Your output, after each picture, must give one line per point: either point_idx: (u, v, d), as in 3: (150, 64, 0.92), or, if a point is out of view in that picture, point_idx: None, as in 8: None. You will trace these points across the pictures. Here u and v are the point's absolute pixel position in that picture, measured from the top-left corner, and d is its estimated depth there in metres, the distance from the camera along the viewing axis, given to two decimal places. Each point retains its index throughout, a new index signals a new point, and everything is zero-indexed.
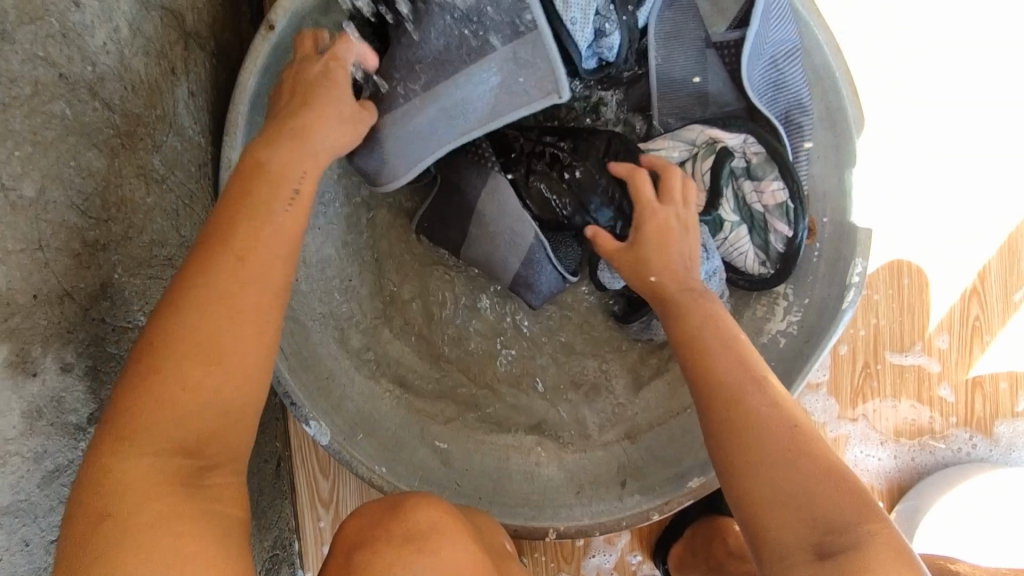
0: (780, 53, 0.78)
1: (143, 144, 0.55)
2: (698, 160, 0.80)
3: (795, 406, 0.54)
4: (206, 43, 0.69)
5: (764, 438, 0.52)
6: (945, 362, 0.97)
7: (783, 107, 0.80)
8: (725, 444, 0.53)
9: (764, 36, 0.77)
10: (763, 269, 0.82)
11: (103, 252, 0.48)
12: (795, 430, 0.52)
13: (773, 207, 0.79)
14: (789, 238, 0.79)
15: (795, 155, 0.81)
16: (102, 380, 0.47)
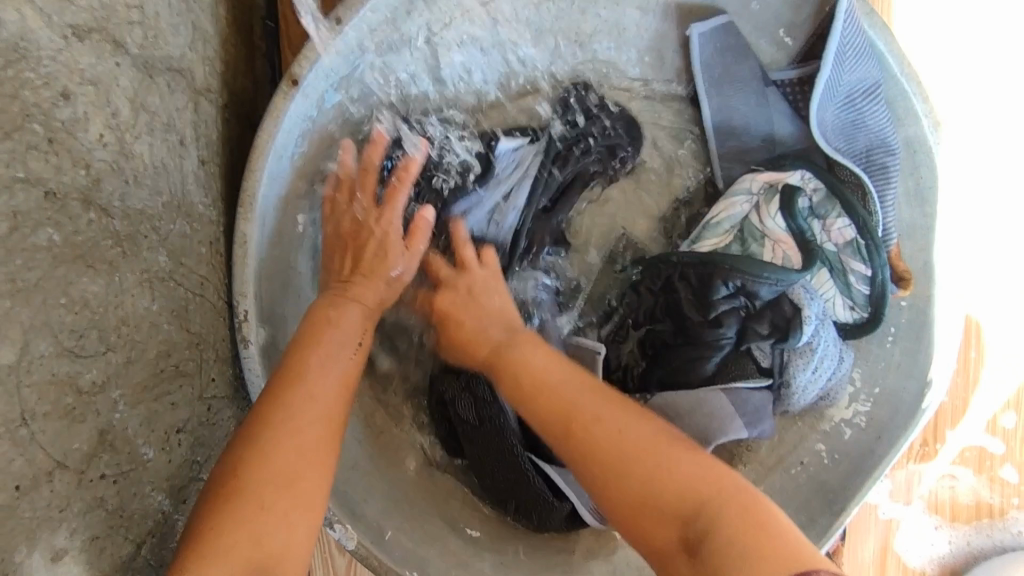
0: (858, 92, 0.69)
1: (147, 242, 0.46)
2: (763, 209, 0.72)
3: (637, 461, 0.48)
4: (218, 97, 0.60)
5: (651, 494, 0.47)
6: (1010, 444, 0.88)
7: (863, 146, 0.70)
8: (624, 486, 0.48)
9: (838, 80, 0.68)
10: (851, 315, 0.73)
11: (100, 393, 0.40)
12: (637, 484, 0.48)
13: (843, 245, 0.71)
14: (872, 278, 0.70)
15: (880, 201, 0.70)
16: (101, 548, 0.40)
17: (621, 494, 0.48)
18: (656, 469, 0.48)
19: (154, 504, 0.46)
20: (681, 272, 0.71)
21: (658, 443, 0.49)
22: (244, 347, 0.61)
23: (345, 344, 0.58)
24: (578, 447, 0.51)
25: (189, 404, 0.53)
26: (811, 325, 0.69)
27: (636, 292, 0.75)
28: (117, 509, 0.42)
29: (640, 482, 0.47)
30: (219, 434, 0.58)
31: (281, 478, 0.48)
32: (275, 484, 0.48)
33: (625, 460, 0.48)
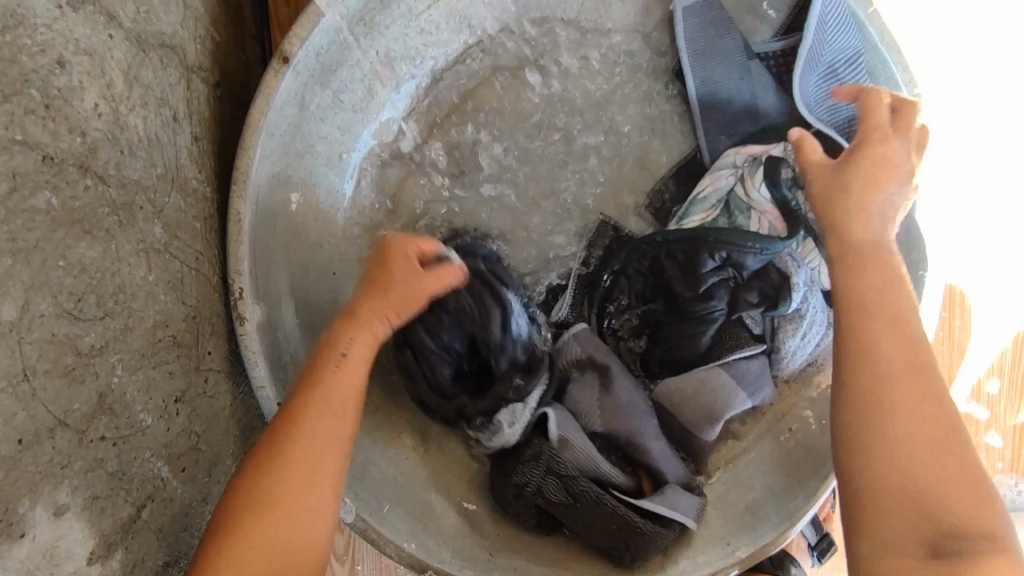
0: (839, 62, 0.71)
1: (143, 212, 0.47)
2: (747, 181, 0.73)
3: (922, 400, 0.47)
4: (209, 75, 0.61)
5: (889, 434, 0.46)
6: (994, 409, 0.90)
7: (846, 116, 0.71)
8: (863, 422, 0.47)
9: (819, 47, 0.71)
10: None
11: (99, 356, 0.41)
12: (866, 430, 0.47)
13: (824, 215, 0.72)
14: None
15: None
16: (103, 508, 0.41)
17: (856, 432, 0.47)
18: (966, 479, 0.44)
19: (153, 469, 0.47)
20: (667, 251, 0.73)
21: (913, 444, 0.45)
22: (240, 323, 0.61)
23: (351, 362, 0.54)
24: (856, 399, 0.48)
25: (186, 375, 0.54)
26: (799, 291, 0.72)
27: (626, 276, 0.75)
28: (118, 472, 0.43)
29: (907, 475, 0.45)
30: (216, 407, 0.59)
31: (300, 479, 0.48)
32: (293, 488, 0.48)
33: (915, 447, 0.45)
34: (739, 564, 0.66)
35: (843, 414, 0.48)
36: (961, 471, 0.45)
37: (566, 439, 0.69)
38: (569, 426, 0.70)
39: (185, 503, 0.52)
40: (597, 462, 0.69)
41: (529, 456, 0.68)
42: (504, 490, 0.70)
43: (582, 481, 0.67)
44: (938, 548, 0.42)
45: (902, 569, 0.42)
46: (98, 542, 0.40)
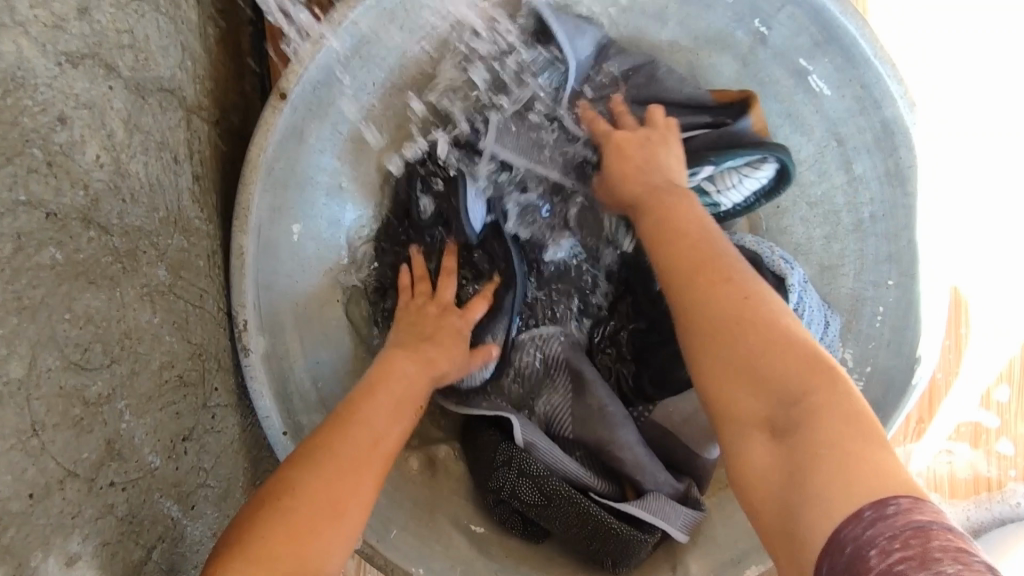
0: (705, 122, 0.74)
1: (146, 257, 0.48)
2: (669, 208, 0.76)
3: (761, 308, 0.49)
4: (210, 114, 0.62)
5: (729, 345, 0.48)
6: (1005, 417, 0.89)
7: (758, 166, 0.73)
8: (719, 341, 0.48)
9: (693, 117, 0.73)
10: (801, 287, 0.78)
11: (108, 403, 0.42)
12: (732, 342, 0.48)
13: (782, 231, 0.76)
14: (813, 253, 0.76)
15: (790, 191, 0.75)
16: (114, 552, 0.41)
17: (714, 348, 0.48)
18: (813, 376, 0.45)
19: (163, 510, 0.48)
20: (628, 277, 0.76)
21: (781, 348, 0.47)
22: (245, 355, 0.63)
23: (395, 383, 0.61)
24: (699, 316, 0.50)
25: (194, 413, 0.54)
26: (795, 295, 0.70)
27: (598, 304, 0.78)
28: (130, 515, 0.43)
29: (753, 371, 0.47)
30: (224, 442, 0.60)
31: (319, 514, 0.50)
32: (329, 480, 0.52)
33: (777, 350, 0.46)
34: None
35: (689, 329, 0.50)
36: (815, 369, 0.45)
37: (535, 445, 0.69)
38: (535, 431, 0.71)
39: (196, 540, 0.53)
40: (564, 462, 0.69)
41: (501, 461, 0.69)
42: (484, 501, 0.73)
43: (552, 482, 0.67)
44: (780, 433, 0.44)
45: (760, 473, 0.44)
46: None
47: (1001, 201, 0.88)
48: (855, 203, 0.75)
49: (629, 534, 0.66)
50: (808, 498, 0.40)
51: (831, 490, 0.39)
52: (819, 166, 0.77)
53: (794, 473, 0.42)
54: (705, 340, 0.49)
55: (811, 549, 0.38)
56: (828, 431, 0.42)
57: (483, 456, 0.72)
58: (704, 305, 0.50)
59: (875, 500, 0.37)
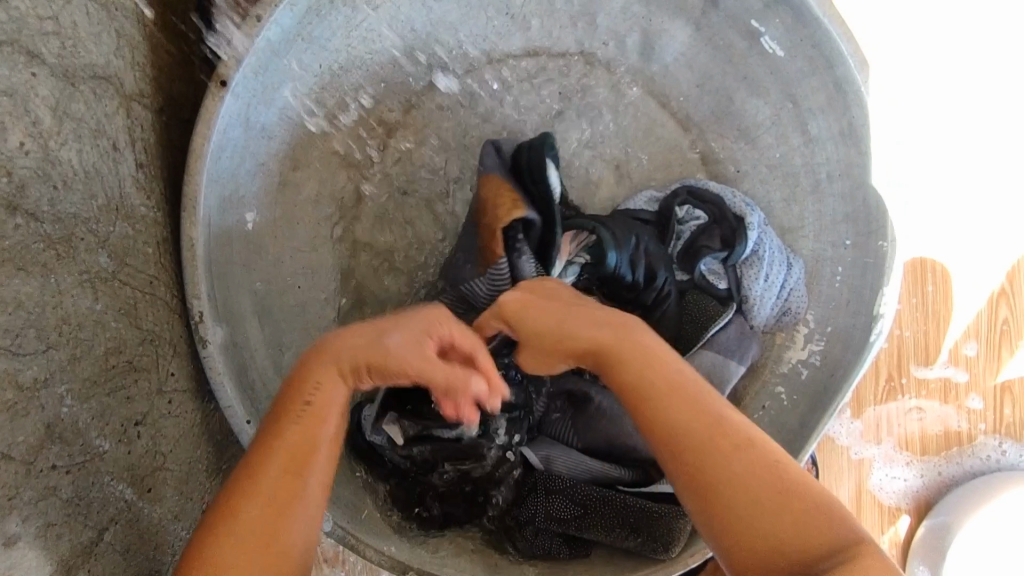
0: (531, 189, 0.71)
1: (84, 243, 0.48)
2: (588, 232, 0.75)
3: (755, 449, 0.46)
4: (152, 102, 0.61)
5: (735, 501, 0.44)
6: (972, 371, 0.90)
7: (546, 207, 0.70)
8: (702, 502, 0.45)
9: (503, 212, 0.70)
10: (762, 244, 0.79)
11: (46, 387, 0.42)
12: (701, 495, 0.45)
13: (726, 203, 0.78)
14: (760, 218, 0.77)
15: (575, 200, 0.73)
16: (59, 533, 0.42)
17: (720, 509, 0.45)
18: (776, 500, 0.44)
19: (115, 493, 0.48)
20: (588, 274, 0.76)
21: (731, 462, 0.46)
22: (203, 346, 0.62)
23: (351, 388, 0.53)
24: (697, 484, 0.46)
25: (147, 399, 0.55)
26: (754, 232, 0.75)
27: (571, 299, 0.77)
28: (76, 498, 0.44)
29: (746, 520, 0.44)
30: (183, 427, 0.61)
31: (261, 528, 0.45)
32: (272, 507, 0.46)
33: (757, 490, 0.44)
34: None
35: (692, 496, 0.46)
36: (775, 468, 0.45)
37: (554, 461, 0.73)
38: (551, 446, 0.75)
39: (154, 523, 0.54)
40: (585, 464, 0.73)
41: (528, 489, 0.72)
42: (521, 536, 0.71)
43: (581, 488, 0.70)
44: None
45: None
46: (56, 567, 0.41)
47: (961, 156, 0.89)
48: (811, 163, 0.76)
49: (672, 507, 0.68)
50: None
51: None
52: (775, 129, 0.78)
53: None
54: (697, 493, 0.46)
55: None
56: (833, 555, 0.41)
57: (514, 498, 0.73)
58: (680, 473, 0.47)
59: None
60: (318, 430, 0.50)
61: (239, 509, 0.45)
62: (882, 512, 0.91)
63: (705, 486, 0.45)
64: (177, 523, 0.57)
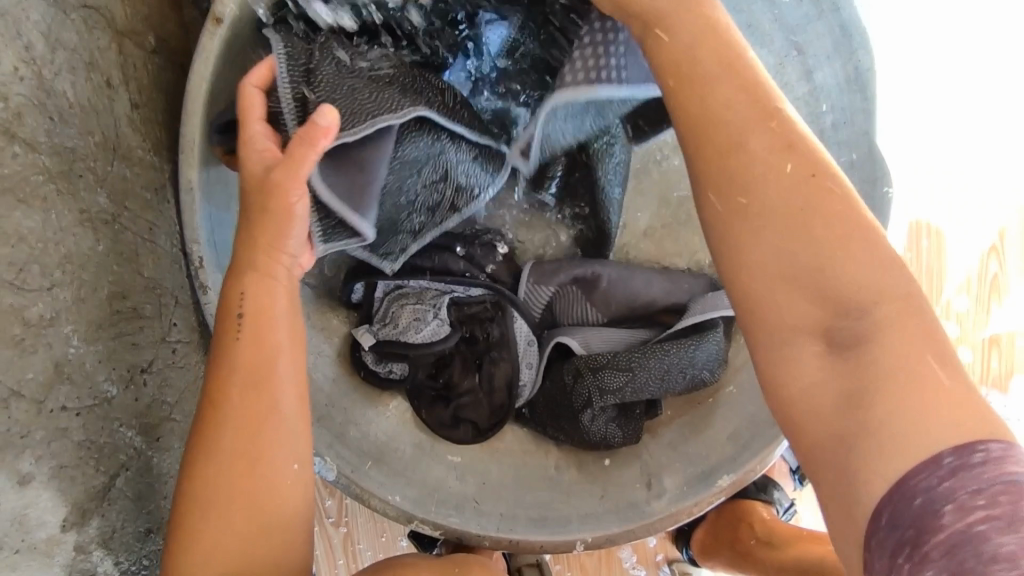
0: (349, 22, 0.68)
1: (83, 181, 0.46)
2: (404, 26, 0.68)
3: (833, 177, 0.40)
4: (145, 40, 0.58)
5: (798, 248, 0.38)
6: (963, 326, 0.92)
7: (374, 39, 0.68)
8: (753, 277, 0.39)
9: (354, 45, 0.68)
10: None
11: (53, 326, 0.41)
12: (837, 219, 0.38)
13: None
14: None
15: None
16: (73, 476, 0.41)
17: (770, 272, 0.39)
18: (843, 295, 0.37)
19: (125, 439, 0.47)
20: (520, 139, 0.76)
21: (769, 249, 0.39)
22: (203, 293, 0.61)
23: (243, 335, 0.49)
24: (794, 215, 0.39)
25: (152, 346, 0.53)
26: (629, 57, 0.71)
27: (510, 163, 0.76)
28: (88, 441, 0.43)
29: (791, 294, 0.38)
30: (188, 378, 0.59)
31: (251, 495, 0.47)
32: (236, 467, 0.47)
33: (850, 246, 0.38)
34: (722, 492, 0.71)
35: (745, 257, 0.40)
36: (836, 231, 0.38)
37: (585, 343, 0.75)
38: (581, 330, 0.77)
39: (164, 473, 0.52)
40: (617, 341, 0.76)
41: (572, 376, 0.74)
42: (576, 425, 0.74)
43: (619, 356, 0.73)
44: (855, 391, 0.36)
45: (818, 415, 0.37)
46: (71, 509, 0.40)
47: (958, 114, 0.89)
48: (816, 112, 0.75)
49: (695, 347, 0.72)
50: (917, 417, 0.34)
51: (898, 420, 0.34)
52: None
53: (850, 396, 0.36)
54: (747, 232, 0.40)
55: (864, 500, 0.34)
56: (884, 355, 0.36)
57: (554, 398, 0.75)
58: (786, 222, 0.39)
59: (972, 438, 0.32)
60: (282, 334, 0.50)
61: (197, 498, 0.46)
62: None
63: (778, 241, 0.39)
64: None
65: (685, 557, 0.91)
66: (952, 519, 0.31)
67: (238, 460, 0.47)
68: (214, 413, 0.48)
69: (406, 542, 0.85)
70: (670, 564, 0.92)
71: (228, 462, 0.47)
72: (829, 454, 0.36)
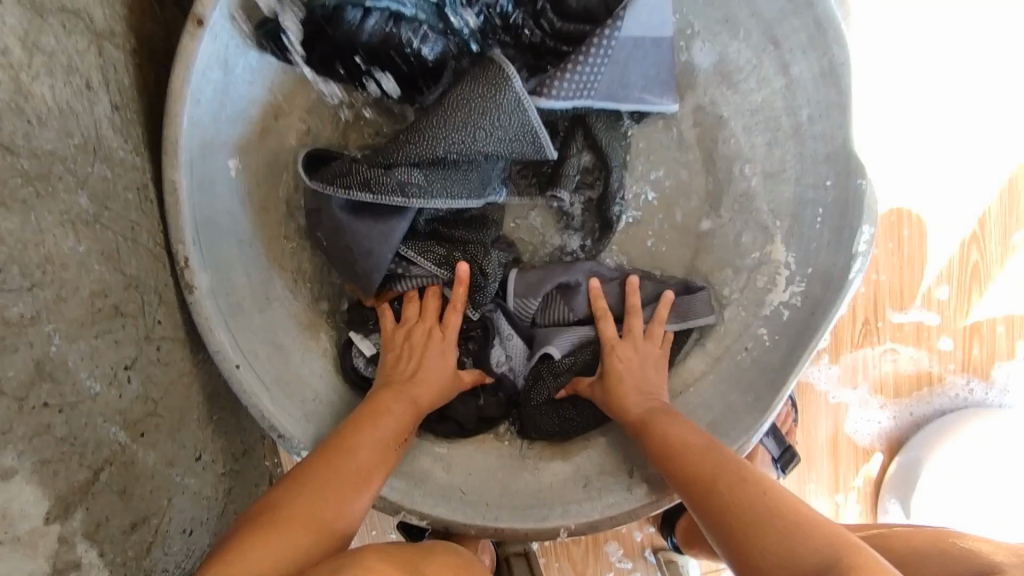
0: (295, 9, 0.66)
1: (63, 182, 0.47)
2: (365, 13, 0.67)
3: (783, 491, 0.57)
4: (125, 42, 0.59)
5: (764, 511, 0.55)
6: (944, 314, 0.93)
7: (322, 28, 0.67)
8: (740, 538, 0.54)
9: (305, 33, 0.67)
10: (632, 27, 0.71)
11: (34, 325, 0.42)
12: (787, 504, 0.55)
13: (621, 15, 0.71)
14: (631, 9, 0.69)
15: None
16: (55, 471, 0.42)
17: (743, 533, 0.54)
18: (767, 484, 0.58)
19: (108, 435, 0.48)
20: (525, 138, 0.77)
21: (693, 458, 0.64)
22: (189, 291, 0.63)
23: (357, 446, 0.63)
24: (744, 498, 0.57)
25: (136, 344, 0.55)
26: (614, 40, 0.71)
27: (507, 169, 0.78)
28: (71, 438, 0.44)
29: (766, 521, 0.54)
30: (173, 374, 0.60)
31: (314, 516, 0.56)
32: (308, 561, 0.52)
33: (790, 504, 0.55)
34: None
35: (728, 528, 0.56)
36: (761, 487, 0.58)
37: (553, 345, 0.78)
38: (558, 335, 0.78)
39: (148, 467, 0.54)
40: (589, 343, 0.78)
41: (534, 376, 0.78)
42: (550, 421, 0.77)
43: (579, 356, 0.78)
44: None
45: None
46: (54, 503, 0.41)
47: (938, 103, 0.90)
48: (792, 105, 0.76)
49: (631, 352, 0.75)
50: (860, 557, 0.47)
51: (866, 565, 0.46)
52: (756, 71, 0.77)
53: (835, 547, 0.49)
54: (726, 518, 0.57)
55: None
56: (810, 548, 0.50)
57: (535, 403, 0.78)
58: (740, 501, 0.57)
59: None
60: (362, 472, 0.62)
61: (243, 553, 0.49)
62: (857, 451, 0.95)
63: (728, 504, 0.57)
64: (170, 469, 0.57)
65: (671, 545, 0.93)
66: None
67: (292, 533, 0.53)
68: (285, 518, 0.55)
69: (395, 535, 0.87)
70: (655, 552, 0.94)
71: (295, 527, 0.54)
72: (778, 551, 0.51)
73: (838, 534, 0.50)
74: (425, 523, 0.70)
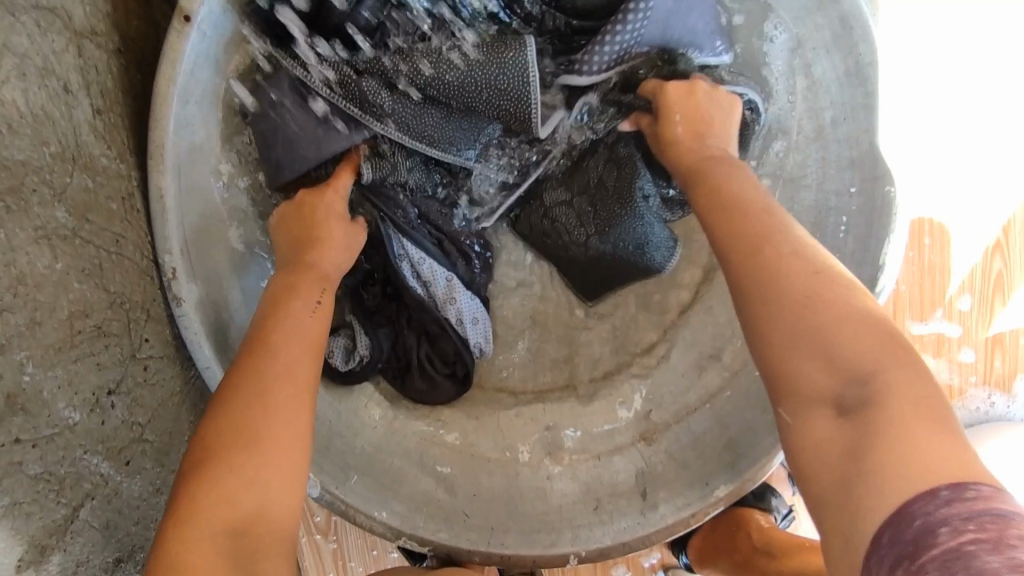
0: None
1: (39, 196, 0.43)
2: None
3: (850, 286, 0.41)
4: (108, 41, 0.55)
5: (832, 318, 0.39)
6: (966, 325, 0.90)
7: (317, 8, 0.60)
8: (770, 359, 0.41)
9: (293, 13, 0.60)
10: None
11: (4, 354, 0.38)
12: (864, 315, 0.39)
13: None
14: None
15: None
16: (29, 512, 0.38)
17: (793, 330, 0.40)
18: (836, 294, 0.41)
19: (90, 466, 0.45)
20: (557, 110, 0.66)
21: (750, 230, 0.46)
22: (177, 305, 0.59)
23: (271, 361, 0.48)
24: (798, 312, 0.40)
25: (121, 364, 0.51)
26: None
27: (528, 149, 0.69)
28: (47, 473, 0.41)
29: (843, 329, 0.39)
30: (161, 395, 0.57)
31: (237, 439, 0.44)
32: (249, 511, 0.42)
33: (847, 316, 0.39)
34: (721, 502, 0.69)
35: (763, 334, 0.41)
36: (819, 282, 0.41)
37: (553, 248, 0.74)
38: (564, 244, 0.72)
39: (134, 497, 0.50)
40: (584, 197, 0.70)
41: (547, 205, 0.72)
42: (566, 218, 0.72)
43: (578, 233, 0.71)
44: (843, 403, 0.38)
45: (834, 466, 0.37)
46: (28, 547, 0.38)
47: (962, 108, 0.86)
48: (815, 108, 0.72)
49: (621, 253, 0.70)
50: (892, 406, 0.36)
51: (925, 462, 0.33)
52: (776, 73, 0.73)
53: (853, 444, 0.36)
54: (761, 301, 0.42)
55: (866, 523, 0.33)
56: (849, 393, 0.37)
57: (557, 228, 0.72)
58: (790, 311, 0.40)
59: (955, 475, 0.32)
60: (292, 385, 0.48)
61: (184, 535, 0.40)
62: None
63: (794, 307, 0.40)
64: (159, 496, 0.54)
65: (681, 563, 0.90)
66: (945, 536, 0.29)
67: (241, 492, 0.42)
68: (220, 464, 0.43)
69: (397, 555, 0.83)
70: (665, 570, 0.91)
71: (236, 482, 0.42)
72: (822, 379, 0.38)
73: (895, 338, 0.38)
74: (427, 549, 0.68)
